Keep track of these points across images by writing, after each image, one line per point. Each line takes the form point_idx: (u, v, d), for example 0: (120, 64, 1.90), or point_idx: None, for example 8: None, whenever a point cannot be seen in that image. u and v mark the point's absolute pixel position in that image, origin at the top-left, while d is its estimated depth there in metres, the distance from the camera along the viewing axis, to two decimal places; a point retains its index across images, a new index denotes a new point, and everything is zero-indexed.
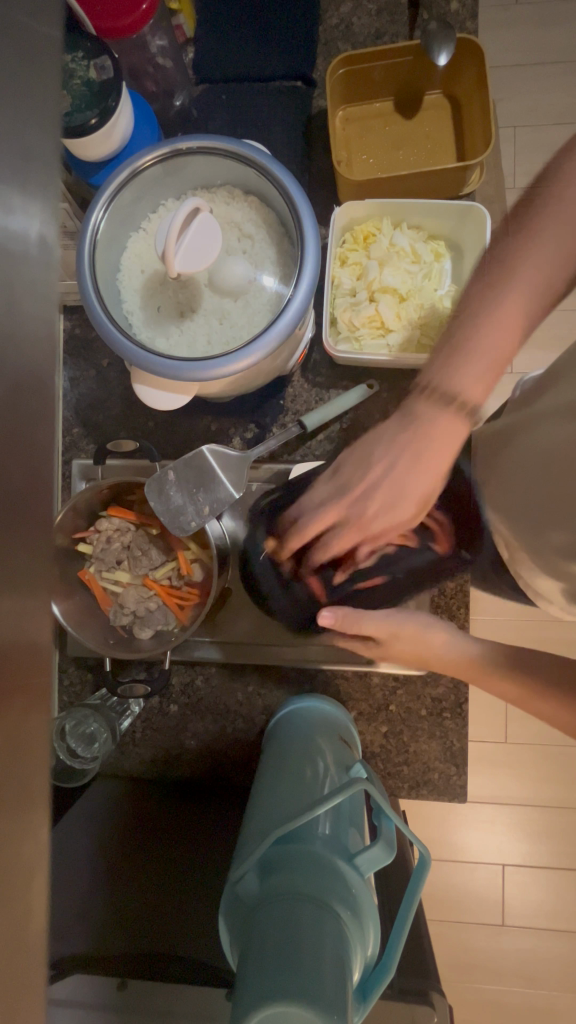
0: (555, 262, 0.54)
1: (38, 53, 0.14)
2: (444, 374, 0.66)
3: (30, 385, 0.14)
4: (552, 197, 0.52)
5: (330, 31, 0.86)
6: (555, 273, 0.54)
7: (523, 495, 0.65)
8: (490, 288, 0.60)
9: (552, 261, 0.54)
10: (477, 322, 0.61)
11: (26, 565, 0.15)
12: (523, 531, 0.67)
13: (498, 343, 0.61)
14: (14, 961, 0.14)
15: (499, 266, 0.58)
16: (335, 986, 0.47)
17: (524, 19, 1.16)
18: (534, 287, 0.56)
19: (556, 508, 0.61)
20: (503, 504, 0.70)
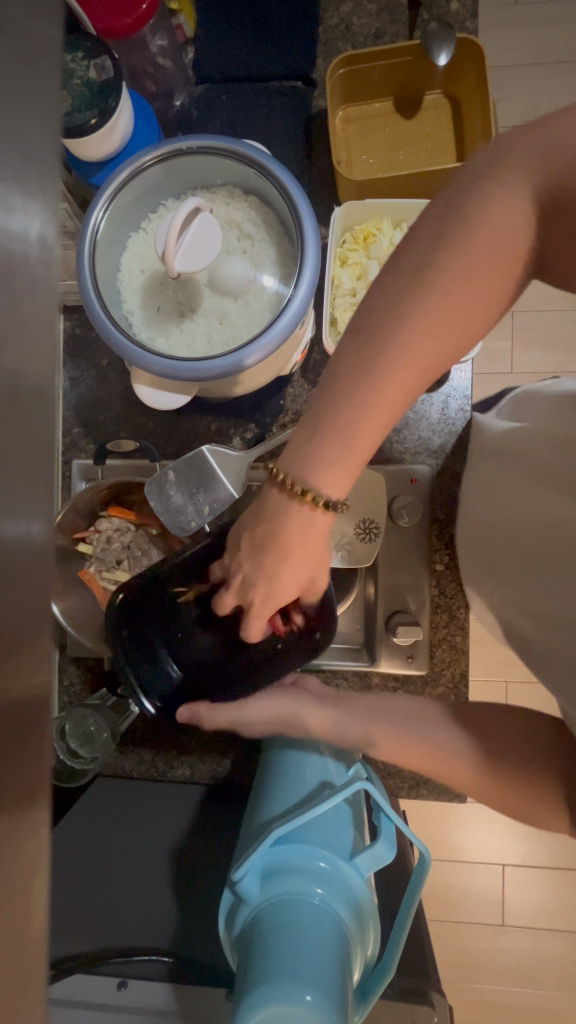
0: (456, 313, 0.44)
1: (39, 57, 0.14)
2: (306, 463, 0.51)
3: (29, 387, 0.14)
4: (457, 234, 0.42)
5: (330, 32, 0.86)
6: (450, 331, 0.45)
7: (480, 523, 0.71)
8: (361, 355, 0.46)
9: (451, 314, 0.44)
10: (350, 394, 0.47)
11: (25, 567, 0.14)
12: (476, 553, 0.72)
13: (373, 420, 0.48)
14: (14, 957, 0.14)
15: (376, 319, 0.46)
16: (333, 989, 0.47)
17: (525, 19, 1.16)
18: (425, 347, 0.45)
19: (507, 555, 0.64)
20: (476, 529, 0.72)
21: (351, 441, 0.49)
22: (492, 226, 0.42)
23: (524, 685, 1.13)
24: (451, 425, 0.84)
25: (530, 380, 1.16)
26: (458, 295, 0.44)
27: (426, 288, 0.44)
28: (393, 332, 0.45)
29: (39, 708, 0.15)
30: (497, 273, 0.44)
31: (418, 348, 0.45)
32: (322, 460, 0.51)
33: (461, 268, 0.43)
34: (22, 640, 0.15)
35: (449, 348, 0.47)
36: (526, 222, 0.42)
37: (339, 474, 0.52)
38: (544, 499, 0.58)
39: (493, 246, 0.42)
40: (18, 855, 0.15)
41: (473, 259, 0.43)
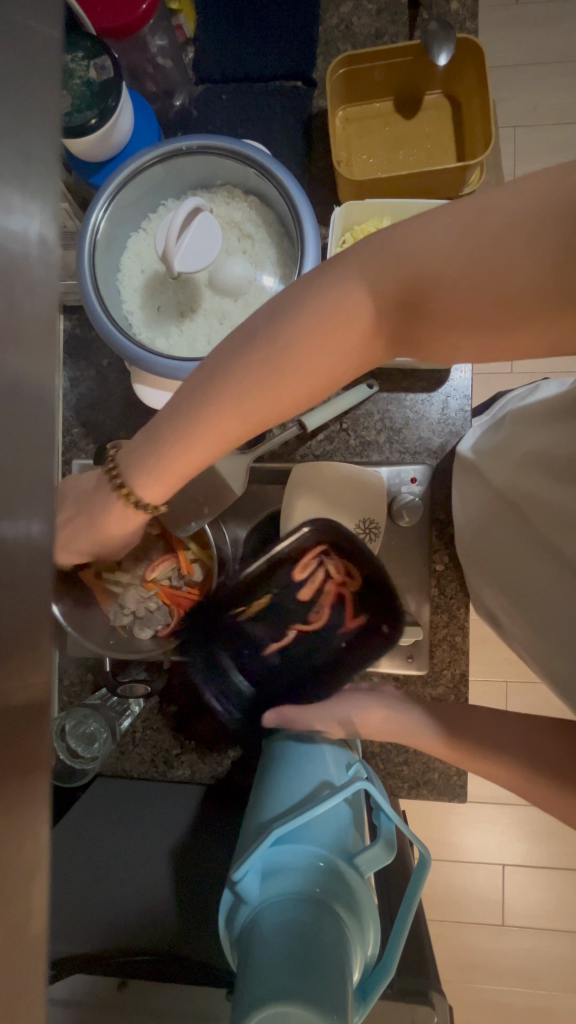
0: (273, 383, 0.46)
1: (38, 60, 0.14)
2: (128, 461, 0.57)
3: (28, 387, 0.14)
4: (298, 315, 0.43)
5: (330, 31, 0.86)
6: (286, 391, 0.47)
7: (474, 535, 0.71)
8: (198, 383, 0.49)
9: (272, 393, 0.47)
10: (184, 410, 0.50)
11: (24, 566, 0.14)
12: (477, 567, 0.71)
13: (203, 441, 0.51)
14: (16, 959, 0.14)
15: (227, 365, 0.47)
16: (335, 987, 0.48)
17: (525, 18, 1.16)
18: (256, 393, 0.47)
19: (509, 562, 0.64)
20: (470, 535, 0.72)
21: (171, 458, 0.53)
22: (335, 309, 0.42)
23: (523, 685, 1.13)
24: (451, 425, 0.84)
25: (530, 379, 1.18)
26: (290, 360, 0.44)
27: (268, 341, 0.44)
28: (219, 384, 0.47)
29: (37, 709, 0.15)
30: (340, 353, 0.45)
31: (249, 394, 0.47)
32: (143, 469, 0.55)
33: (296, 336, 0.43)
34: (19, 640, 0.15)
35: (289, 402, 0.48)
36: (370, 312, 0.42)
37: (161, 485, 0.57)
38: (536, 506, 0.57)
39: (331, 328, 0.43)
40: (18, 853, 0.15)
41: (311, 338, 0.43)
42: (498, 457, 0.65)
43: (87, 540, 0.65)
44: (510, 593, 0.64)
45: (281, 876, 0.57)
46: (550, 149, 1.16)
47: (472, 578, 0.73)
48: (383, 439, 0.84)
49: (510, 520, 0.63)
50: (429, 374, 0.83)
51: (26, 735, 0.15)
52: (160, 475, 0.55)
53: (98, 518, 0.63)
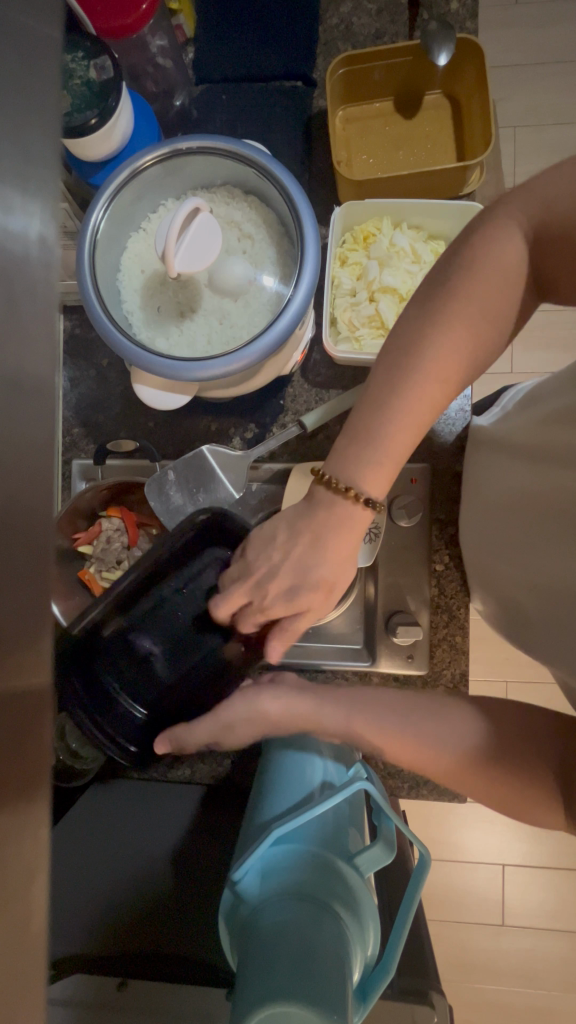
0: (460, 342, 0.50)
1: (39, 61, 0.14)
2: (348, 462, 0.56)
3: (27, 387, 0.14)
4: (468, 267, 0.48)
5: (330, 31, 0.86)
6: (468, 354, 0.51)
7: (481, 525, 0.70)
8: (389, 371, 0.52)
9: (461, 338, 0.50)
10: (384, 403, 0.53)
11: (22, 559, 0.14)
12: (480, 556, 0.71)
13: (418, 414, 0.53)
14: (14, 958, 0.14)
15: (412, 344, 0.51)
16: (336, 986, 0.47)
17: (525, 19, 1.16)
18: (448, 359, 0.51)
19: (512, 550, 0.64)
20: (474, 528, 0.72)
21: (388, 443, 0.54)
22: (495, 260, 0.48)
23: (523, 685, 1.13)
24: (451, 426, 0.84)
25: (530, 378, 1.18)
26: (464, 320, 0.50)
27: (441, 317, 0.50)
28: (412, 356, 0.51)
29: (33, 708, 0.15)
30: (506, 308, 0.50)
31: (445, 350, 0.50)
32: (368, 458, 0.55)
33: (472, 302, 0.49)
34: (19, 637, 0.15)
35: (468, 353, 0.51)
36: (522, 257, 0.48)
37: (383, 475, 0.56)
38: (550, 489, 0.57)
39: (493, 273, 0.48)
40: (17, 853, 0.15)
41: (473, 300, 0.49)
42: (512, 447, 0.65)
43: (294, 571, 0.61)
44: (516, 587, 0.64)
45: (280, 876, 0.57)
46: (551, 148, 1.16)
47: (471, 565, 0.74)
48: None
49: (523, 510, 0.62)
50: None
51: (21, 738, 0.15)
52: (387, 458, 0.55)
53: (324, 547, 0.59)
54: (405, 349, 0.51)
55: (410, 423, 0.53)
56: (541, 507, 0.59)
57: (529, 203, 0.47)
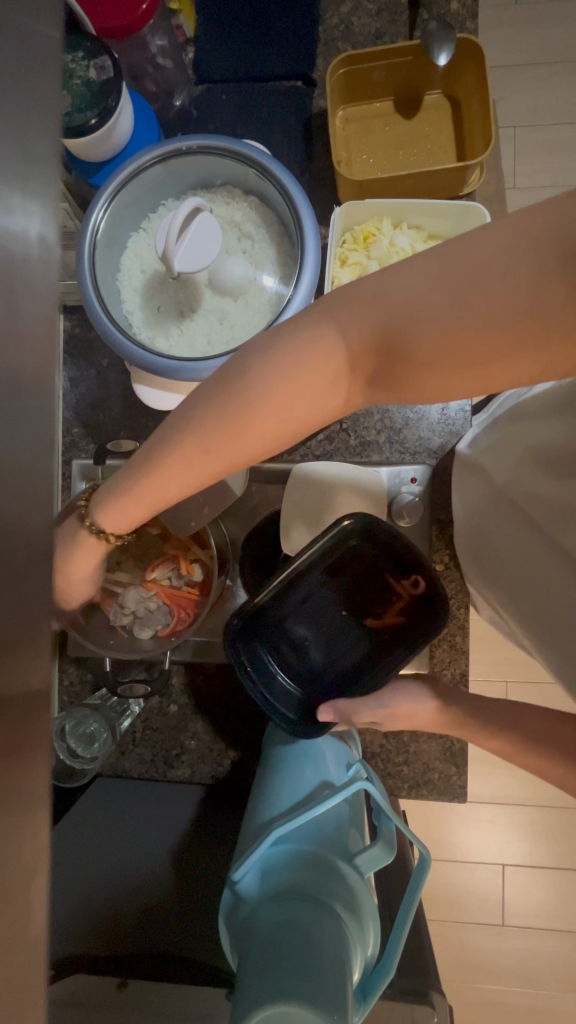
0: (239, 430, 0.43)
1: (38, 60, 0.14)
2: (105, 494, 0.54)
3: (28, 385, 0.14)
4: (275, 355, 0.40)
5: (330, 32, 0.86)
6: (241, 445, 0.45)
7: (476, 535, 0.71)
8: (163, 434, 0.47)
9: (242, 433, 0.43)
10: (144, 466, 0.49)
11: (23, 556, 0.14)
12: (480, 565, 0.71)
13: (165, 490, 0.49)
14: (14, 957, 0.14)
15: (193, 411, 0.45)
16: (335, 987, 0.47)
17: (525, 18, 1.16)
18: (216, 443, 0.44)
19: (511, 561, 0.64)
20: (469, 541, 0.72)
21: (131, 502, 0.52)
22: (304, 357, 0.40)
23: (523, 684, 1.13)
24: (451, 425, 0.84)
25: None
26: (250, 416, 0.42)
27: (226, 397, 0.43)
28: (189, 429, 0.45)
29: (32, 706, 0.15)
30: (314, 406, 0.43)
31: (220, 432, 0.44)
32: (113, 502, 0.53)
33: (255, 400, 0.41)
34: (21, 639, 0.15)
35: (256, 445, 0.45)
36: (341, 360, 0.40)
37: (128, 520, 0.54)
38: (539, 496, 0.57)
39: (304, 371, 0.40)
40: (18, 854, 0.15)
41: (269, 398, 0.41)
42: (496, 457, 0.65)
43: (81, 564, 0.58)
44: (518, 597, 0.64)
45: (281, 876, 0.58)
46: (551, 148, 1.16)
47: (476, 582, 0.74)
48: (383, 439, 0.84)
49: (514, 517, 0.63)
50: None
51: (20, 728, 0.15)
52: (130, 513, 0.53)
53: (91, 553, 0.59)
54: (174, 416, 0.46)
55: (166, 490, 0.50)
56: (534, 513, 0.59)
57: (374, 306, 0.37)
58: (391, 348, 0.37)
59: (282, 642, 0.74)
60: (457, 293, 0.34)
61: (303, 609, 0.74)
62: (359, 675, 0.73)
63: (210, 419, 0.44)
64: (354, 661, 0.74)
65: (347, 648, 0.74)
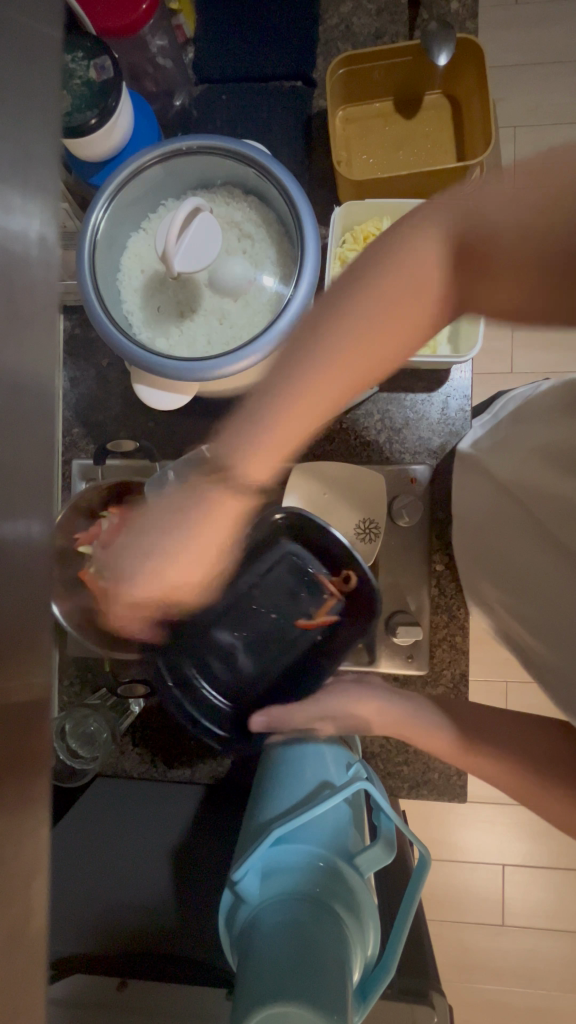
0: (363, 351, 0.50)
1: (37, 60, 0.14)
2: (225, 448, 0.59)
3: (29, 385, 0.14)
4: (390, 265, 0.47)
5: (330, 31, 0.85)
6: (366, 366, 0.51)
7: (476, 533, 0.71)
8: (281, 373, 0.52)
9: (366, 352, 0.50)
10: (265, 403, 0.54)
11: (23, 557, 0.14)
12: (479, 565, 0.71)
13: (293, 429, 0.55)
14: (15, 960, 0.14)
15: (310, 343, 0.50)
16: (335, 987, 0.47)
17: (525, 18, 1.16)
18: (345, 367, 0.50)
19: (512, 562, 0.64)
20: (469, 544, 0.72)
21: (253, 445, 0.57)
22: (410, 266, 0.47)
23: (523, 685, 1.13)
24: (451, 425, 0.84)
25: (530, 378, 1.18)
26: (370, 333, 0.49)
27: (343, 316, 0.49)
28: (314, 360, 0.50)
29: (32, 709, 0.15)
30: (418, 322, 0.50)
31: (345, 354, 0.50)
32: (242, 449, 0.57)
33: (370, 320, 0.48)
34: (18, 644, 0.15)
35: (371, 368, 0.51)
36: (437, 270, 0.47)
37: (266, 463, 0.59)
38: (541, 497, 0.57)
39: (412, 279, 0.47)
40: (18, 853, 0.15)
41: (388, 308, 0.48)
42: (499, 457, 0.65)
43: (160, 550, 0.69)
44: (518, 598, 0.64)
45: (280, 876, 0.58)
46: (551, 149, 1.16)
47: (476, 587, 0.73)
48: (383, 439, 0.84)
49: (514, 517, 0.63)
50: (429, 374, 0.83)
51: (21, 732, 0.15)
52: (271, 451, 0.57)
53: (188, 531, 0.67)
54: (294, 347, 0.52)
55: (293, 430, 0.55)
56: (534, 511, 0.59)
57: (455, 218, 0.46)
58: (481, 258, 0.46)
59: (210, 649, 0.77)
60: (541, 208, 0.43)
61: (230, 612, 0.77)
62: (314, 663, 0.76)
63: (337, 345, 0.49)
64: (288, 659, 0.77)
65: (279, 648, 0.78)
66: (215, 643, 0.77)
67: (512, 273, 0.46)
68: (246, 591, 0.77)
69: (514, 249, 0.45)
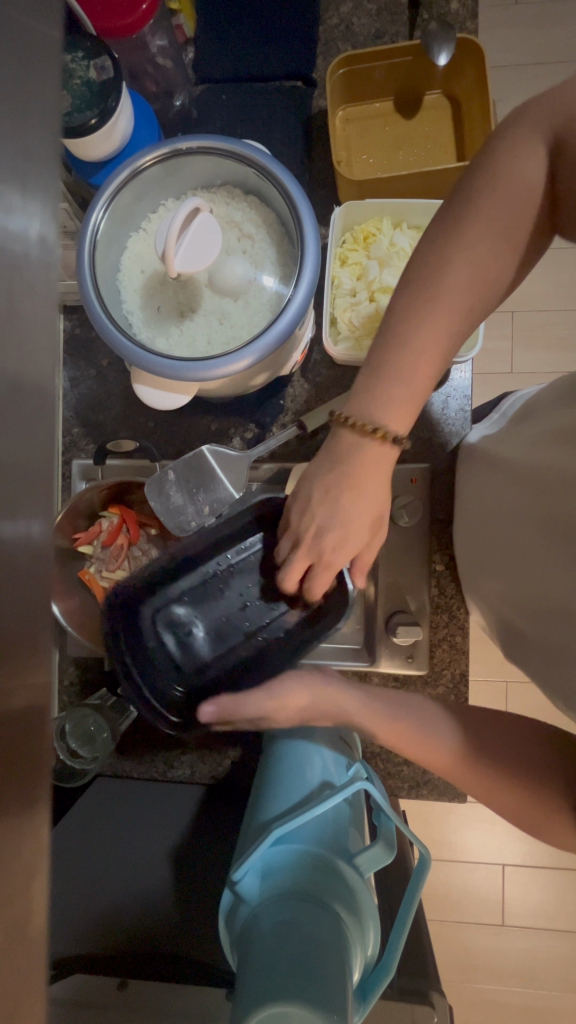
0: (473, 270, 0.52)
1: (36, 57, 0.13)
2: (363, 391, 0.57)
3: (28, 388, 0.14)
4: (493, 178, 0.49)
5: (330, 32, 0.86)
6: (474, 276, 0.52)
7: (477, 528, 0.71)
8: (410, 293, 0.54)
9: (476, 259, 0.52)
10: (404, 323, 0.54)
11: (21, 559, 0.14)
12: (474, 565, 0.71)
13: (429, 347, 0.54)
14: (16, 963, 0.14)
15: (438, 260, 0.52)
16: (335, 987, 0.47)
17: (525, 19, 1.16)
18: (470, 279, 0.52)
19: (506, 561, 0.64)
20: (467, 545, 0.73)
21: (416, 367, 0.55)
22: (514, 172, 0.49)
23: (523, 685, 1.13)
24: (451, 426, 0.83)
25: (530, 378, 1.19)
26: (482, 237, 0.51)
27: (462, 228, 0.51)
28: (441, 273, 0.52)
29: (31, 713, 0.15)
30: (519, 233, 0.52)
31: (458, 268, 0.52)
32: (386, 376, 0.56)
33: (476, 230, 0.50)
34: (18, 646, 0.15)
35: (486, 283, 0.53)
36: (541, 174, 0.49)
37: (405, 410, 0.57)
38: (542, 499, 0.58)
39: (515, 185, 0.49)
40: (17, 856, 0.15)
41: (496, 213, 0.50)
42: (503, 458, 0.66)
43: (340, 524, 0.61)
44: (510, 599, 0.64)
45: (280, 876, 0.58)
46: None
47: (471, 589, 0.73)
48: None
49: (512, 518, 0.63)
50: None
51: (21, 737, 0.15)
52: (412, 373, 0.56)
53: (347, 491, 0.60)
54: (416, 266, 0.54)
55: (436, 342, 0.54)
56: (533, 512, 0.60)
57: (552, 117, 0.47)
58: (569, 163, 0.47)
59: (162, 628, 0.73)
60: None
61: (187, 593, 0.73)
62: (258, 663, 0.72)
63: (454, 257, 0.51)
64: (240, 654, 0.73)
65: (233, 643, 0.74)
66: (168, 611, 0.73)
67: None
68: (214, 576, 0.74)
69: None
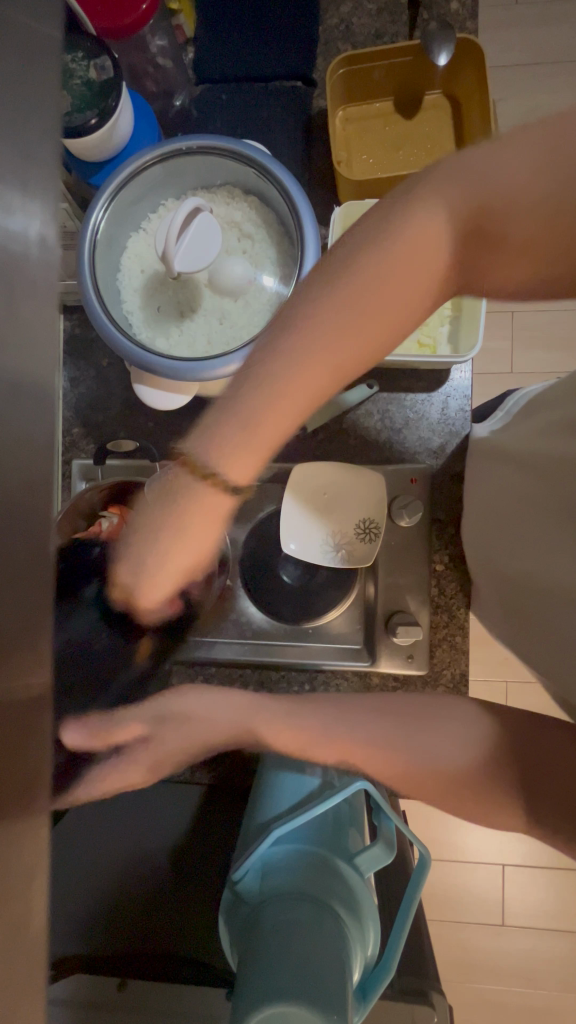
0: (361, 315, 0.51)
1: (37, 56, 0.14)
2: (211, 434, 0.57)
3: (30, 388, 0.14)
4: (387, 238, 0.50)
5: (330, 31, 0.85)
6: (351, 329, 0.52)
7: (481, 527, 0.71)
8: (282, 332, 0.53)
9: (365, 311, 0.51)
10: (269, 360, 0.53)
11: (20, 556, 0.14)
12: (479, 561, 0.72)
13: (298, 388, 0.54)
14: (15, 961, 0.14)
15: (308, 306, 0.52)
16: (334, 987, 0.47)
17: (526, 18, 1.16)
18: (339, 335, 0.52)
19: (510, 560, 0.65)
20: (472, 542, 0.73)
21: (272, 409, 0.54)
22: (417, 233, 0.49)
23: (523, 685, 1.13)
24: (451, 425, 0.84)
25: (530, 378, 1.19)
26: (363, 294, 0.51)
27: (348, 273, 0.50)
28: (315, 318, 0.51)
29: (34, 707, 0.15)
30: (407, 296, 0.52)
31: (328, 320, 0.51)
32: (236, 425, 0.56)
33: (372, 276, 0.50)
34: (20, 640, 0.15)
35: (375, 334, 0.53)
36: (442, 242, 0.50)
37: (250, 458, 0.57)
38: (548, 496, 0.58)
39: (413, 253, 0.50)
40: (16, 858, 0.15)
41: (388, 275, 0.50)
42: (508, 456, 0.66)
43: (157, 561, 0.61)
44: (515, 595, 0.65)
45: (279, 876, 0.58)
46: None
47: (477, 585, 0.74)
48: (383, 439, 0.84)
49: (517, 516, 0.64)
50: (429, 374, 0.83)
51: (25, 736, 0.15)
52: (257, 430, 0.56)
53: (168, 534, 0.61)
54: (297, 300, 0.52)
55: (309, 385, 0.54)
56: (538, 511, 0.60)
57: (463, 184, 0.48)
58: (484, 232, 0.49)
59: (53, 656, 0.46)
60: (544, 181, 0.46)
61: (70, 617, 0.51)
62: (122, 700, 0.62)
63: (334, 300, 0.51)
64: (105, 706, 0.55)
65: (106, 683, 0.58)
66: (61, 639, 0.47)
67: (508, 248, 0.49)
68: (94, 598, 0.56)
69: (522, 223, 0.47)
